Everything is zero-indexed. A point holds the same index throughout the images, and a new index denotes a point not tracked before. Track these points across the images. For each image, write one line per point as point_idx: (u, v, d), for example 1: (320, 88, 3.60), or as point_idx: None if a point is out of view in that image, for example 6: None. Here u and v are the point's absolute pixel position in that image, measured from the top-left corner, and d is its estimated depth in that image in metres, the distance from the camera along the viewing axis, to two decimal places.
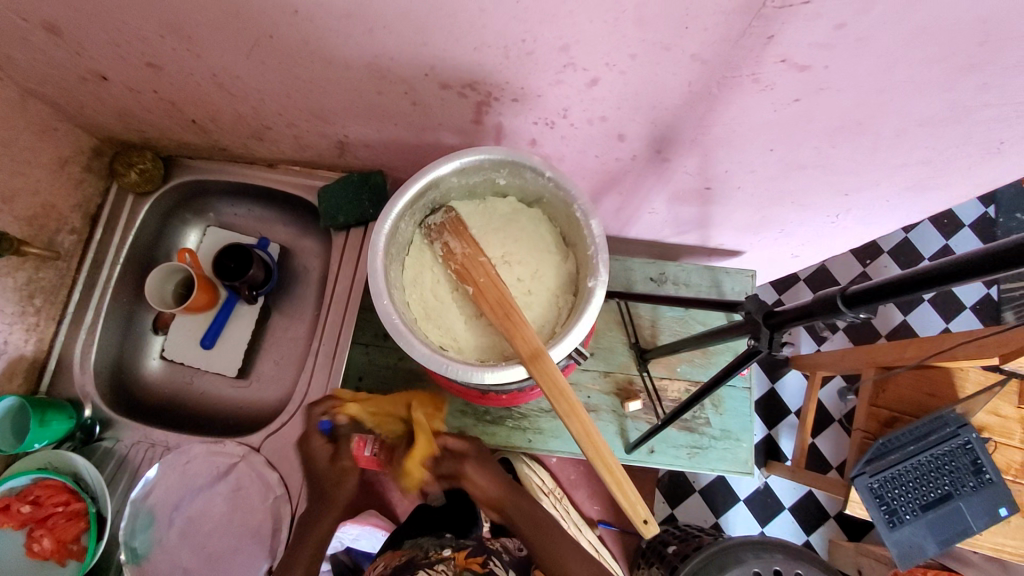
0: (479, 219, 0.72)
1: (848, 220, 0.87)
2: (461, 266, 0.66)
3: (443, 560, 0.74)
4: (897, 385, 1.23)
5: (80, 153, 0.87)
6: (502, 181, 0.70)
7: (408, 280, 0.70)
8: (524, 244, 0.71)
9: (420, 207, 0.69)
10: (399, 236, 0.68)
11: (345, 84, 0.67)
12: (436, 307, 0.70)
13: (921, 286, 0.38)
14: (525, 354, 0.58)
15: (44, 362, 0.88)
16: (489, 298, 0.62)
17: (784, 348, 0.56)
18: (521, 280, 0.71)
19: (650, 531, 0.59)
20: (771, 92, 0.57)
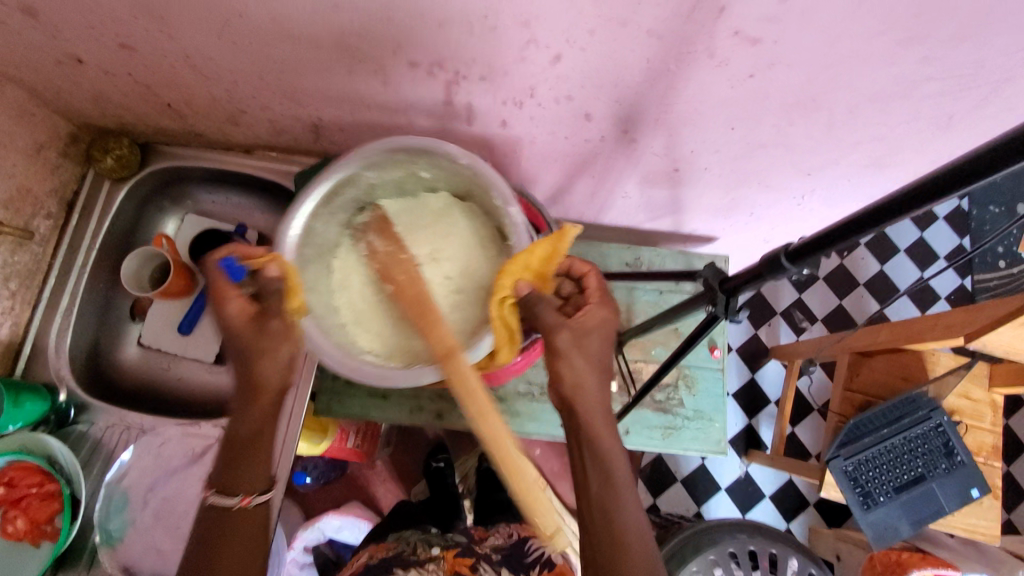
0: (405, 215, 0.80)
1: (813, 201, 0.89)
2: (383, 263, 0.77)
3: (433, 560, 0.84)
4: (871, 369, 1.27)
5: (57, 138, 0.88)
6: (425, 174, 0.77)
7: (333, 283, 0.78)
8: (442, 236, 0.79)
9: (342, 203, 0.77)
10: (319, 236, 0.76)
11: (316, 64, 0.68)
12: (362, 314, 0.78)
13: (883, 217, 0.37)
14: (439, 354, 0.68)
15: (19, 346, 0.88)
16: (410, 296, 0.73)
17: (740, 313, 0.57)
18: (449, 277, 0.78)
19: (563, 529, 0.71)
20: (727, 68, 0.59)
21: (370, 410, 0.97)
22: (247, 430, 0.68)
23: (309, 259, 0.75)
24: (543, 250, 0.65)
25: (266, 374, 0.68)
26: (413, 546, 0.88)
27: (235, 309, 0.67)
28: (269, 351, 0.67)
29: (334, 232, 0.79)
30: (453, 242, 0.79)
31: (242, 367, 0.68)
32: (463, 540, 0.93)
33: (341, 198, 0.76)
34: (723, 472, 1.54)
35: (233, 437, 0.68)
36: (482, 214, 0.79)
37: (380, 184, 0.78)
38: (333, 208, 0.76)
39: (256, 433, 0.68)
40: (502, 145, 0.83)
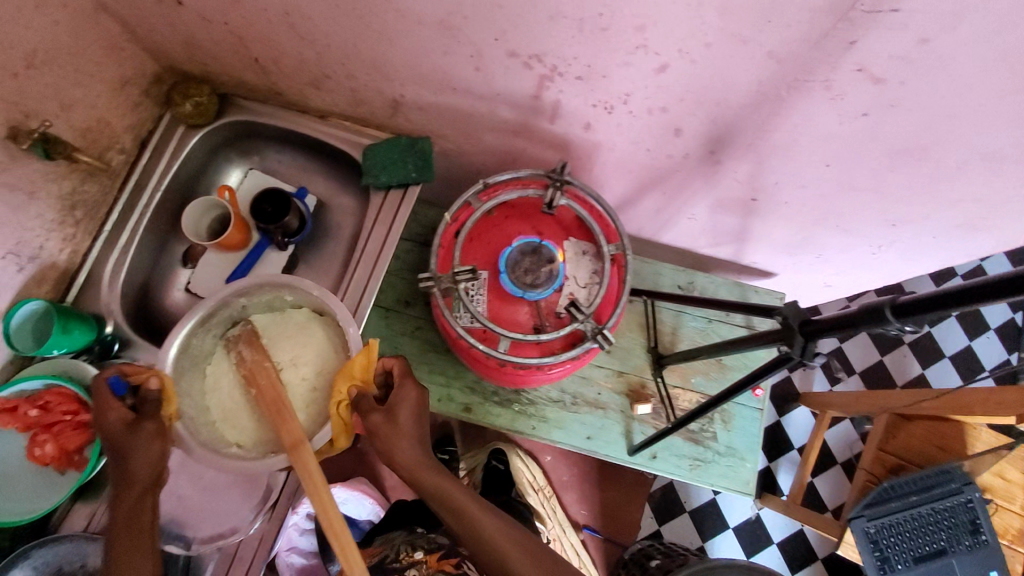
0: (274, 328, 0.80)
1: (888, 252, 0.86)
2: (250, 371, 0.74)
3: (414, 565, 0.72)
4: (908, 433, 1.21)
5: (141, 77, 0.89)
6: (288, 296, 0.83)
7: (204, 389, 0.77)
8: (313, 353, 0.79)
9: (217, 322, 0.81)
10: (194, 349, 0.78)
11: (414, 39, 0.67)
12: (233, 411, 0.76)
13: (1008, 290, 0.36)
14: (288, 443, 0.66)
15: (74, 275, 0.88)
16: (268, 400, 0.71)
17: (817, 359, 0.55)
18: (300, 383, 0.78)
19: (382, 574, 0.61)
20: (841, 102, 0.57)
21: None
22: (125, 512, 0.60)
23: (185, 369, 0.78)
24: (363, 357, 0.72)
25: (139, 467, 0.62)
26: (397, 549, 0.77)
27: (112, 421, 0.63)
28: (142, 454, 0.62)
29: (208, 344, 0.79)
30: (315, 351, 0.79)
31: (115, 463, 0.62)
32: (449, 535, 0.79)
33: (218, 317, 0.80)
34: (732, 510, 1.51)
35: (114, 515, 0.60)
36: (337, 330, 0.81)
37: (252, 305, 0.82)
38: (210, 326, 0.80)
39: (137, 512, 0.60)
40: (579, 148, 0.81)
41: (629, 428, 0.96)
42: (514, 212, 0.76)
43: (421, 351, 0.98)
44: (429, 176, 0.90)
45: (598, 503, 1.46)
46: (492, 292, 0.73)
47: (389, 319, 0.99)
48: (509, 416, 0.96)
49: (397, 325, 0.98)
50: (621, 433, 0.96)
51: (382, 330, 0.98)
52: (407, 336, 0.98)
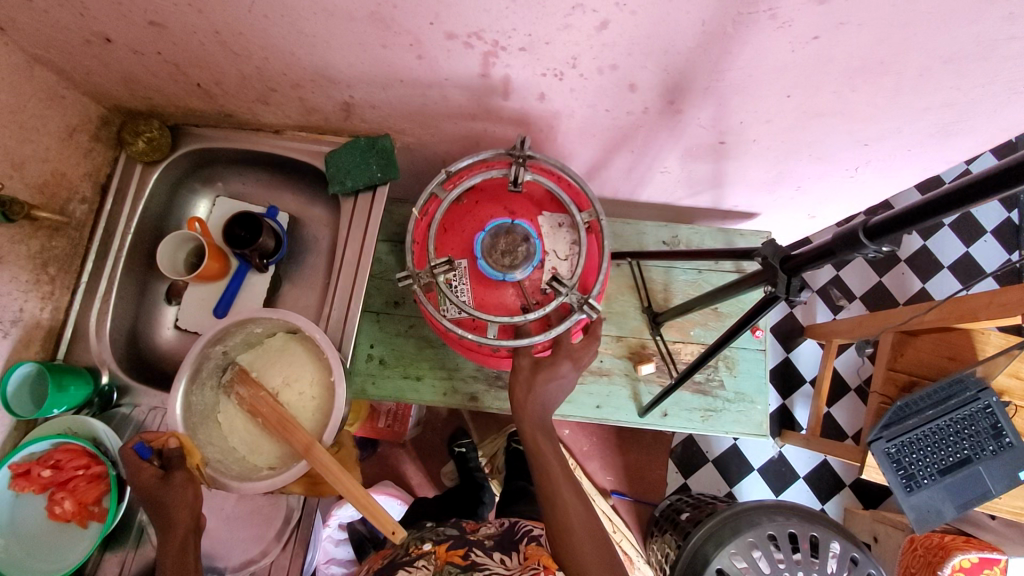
0: (261, 360, 0.81)
1: (866, 173, 0.85)
2: (250, 405, 0.76)
3: (424, 555, 0.77)
4: (916, 349, 1.20)
5: (88, 122, 0.88)
6: (259, 328, 0.81)
7: (225, 434, 0.78)
8: (294, 365, 0.80)
9: (209, 374, 0.79)
10: (196, 408, 0.76)
11: (349, 37, 0.65)
12: (255, 441, 0.77)
13: (980, 194, 0.35)
14: (301, 448, 0.71)
15: (60, 331, 0.88)
16: (273, 423, 0.74)
17: (802, 294, 0.54)
18: (304, 394, 0.79)
19: (399, 536, 0.67)
20: (789, 30, 0.55)
21: (404, 392, 0.96)
22: (172, 553, 0.66)
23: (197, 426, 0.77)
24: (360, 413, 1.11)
25: (178, 511, 0.67)
26: (406, 546, 0.82)
27: (146, 481, 0.68)
28: (179, 499, 0.68)
29: (207, 399, 0.78)
30: (304, 367, 0.80)
31: (153, 512, 0.68)
32: (456, 531, 0.86)
33: (205, 372, 0.78)
34: (755, 452, 1.53)
35: (162, 554, 0.66)
36: (315, 344, 0.81)
37: (232, 348, 0.80)
38: (203, 379, 0.78)
39: (180, 552, 0.66)
40: (539, 120, 0.80)
41: (636, 389, 0.96)
42: (484, 196, 0.75)
43: (418, 349, 0.98)
44: (394, 174, 0.89)
45: (622, 466, 1.49)
46: (474, 279, 0.72)
47: (382, 322, 0.99)
48: None
49: (390, 327, 0.98)
50: (629, 396, 0.96)
51: (376, 335, 0.98)
52: (402, 337, 0.98)
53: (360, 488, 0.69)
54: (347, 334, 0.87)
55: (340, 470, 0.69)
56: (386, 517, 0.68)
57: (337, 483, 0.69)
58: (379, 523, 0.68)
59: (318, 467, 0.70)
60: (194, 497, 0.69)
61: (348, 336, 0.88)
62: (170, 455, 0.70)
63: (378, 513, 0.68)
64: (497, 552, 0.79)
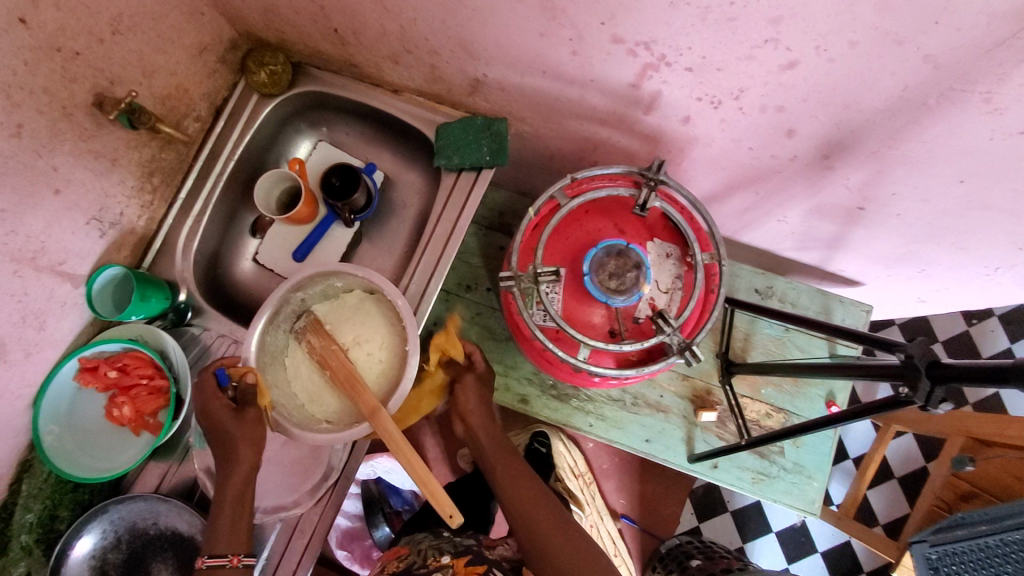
0: (336, 313, 0.79)
1: (1002, 276, 0.78)
2: (321, 356, 0.76)
3: (441, 568, 0.77)
4: (987, 462, 1.12)
5: (218, 42, 0.87)
6: (338, 282, 0.80)
7: (289, 378, 0.77)
8: (367, 324, 0.79)
9: (284, 318, 0.78)
10: (267, 349, 0.76)
11: (509, 18, 0.62)
12: (318, 392, 0.76)
13: None
14: (366, 411, 0.70)
15: (150, 241, 0.89)
16: (342, 378, 0.74)
17: (941, 408, 0.49)
18: (372, 356, 0.78)
19: (456, 523, 0.64)
20: (1001, 116, 0.50)
21: None
22: (233, 490, 0.69)
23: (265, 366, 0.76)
24: None
25: (244, 451, 0.69)
26: (423, 556, 0.81)
27: (217, 411, 0.70)
28: (249, 437, 0.70)
29: (278, 341, 0.78)
30: (377, 329, 0.79)
31: (219, 444, 0.70)
32: (473, 543, 0.86)
33: (281, 315, 0.78)
34: (777, 514, 1.48)
35: (222, 493, 0.69)
36: (391, 308, 0.79)
37: (310, 296, 0.80)
38: (279, 322, 0.78)
39: (240, 495, 0.69)
40: (672, 141, 0.75)
41: (691, 434, 0.93)
42: (600, 208, 0.71)
43: (480, 338, 0.96)
44: (503, 161, 0.86)
45: (639, 493, 1.46)
46: (570, 292, 0.69)
47: (450, 302, 0.97)
48: (566, 412, 0.94)
49: (458, 310, 0.97)
50: (681, 438, 0.93)
51: (443, 314, 0.97)
52: (467, 322, 0.97)
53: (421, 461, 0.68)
54: (420, 311, 0.86)
55: (402, 438, 0.68)
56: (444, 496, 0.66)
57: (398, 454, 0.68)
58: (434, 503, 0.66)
59: (382, 434, 0.69)
60: (258, 439, 0.71)
61: (422, 310, 0.86)
62: (244, 391, 0.71)
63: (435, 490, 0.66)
64: None
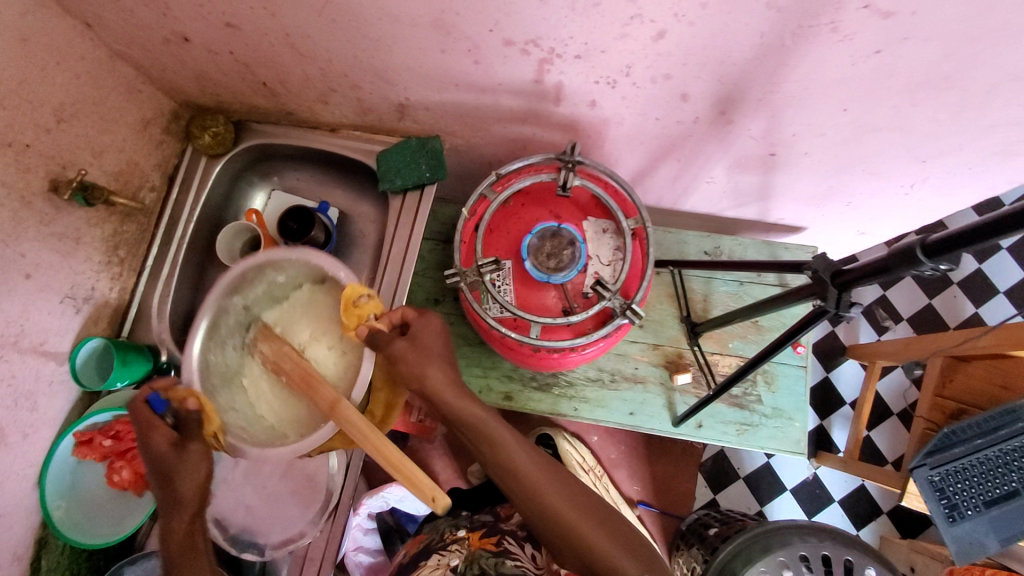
0: (286, 316, 0.76)
1: (922, 190, 0.82)
2: (274, 363, 0.70)
3: (457, 541, 0.88)
4: (965, 375, 1.16)
5: (160, 116, 0.94)
6: (280, 278, 0.76)
7: (249, 399, 0.73)
8: (316, 320, 0.76)
9: (229, 332, 0.74)
10: (217, 370, 0.72)
11: (410, 42, 0.68)
12: (283, 408, 0.73)
13: None
14: (325, 406, 0.63)
15: (125, 310, 0.94)
16: (297, 380, 0.67)
17: (853, 310, 0.54)
18: (333, 354, 0.76)
19: (440, 505, 0.54)
20: (851, 43, 0.55)
21: None
22: (178, 536, 0.63)
23: (218, 388, 0.72)
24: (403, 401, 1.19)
25: (186, 490, 0.63)
26: (441, 533, 0.93)
27: (157, 443, 0.63)
28: (192, 474, 0.63)
29: (229, 361, 0.74)
30: (328, 321, 0.76)
31: (161, 484, 0.63)
32: (490, 518, 0.97)
33: (225, 330, 0.73)
34: (788, 471, 1.48)
35: (167, 541, 0.62)
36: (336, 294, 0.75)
37: (253, 302, 0.75)
38: (223, 337, 0.73)
39: (187, 534, 0.63)
40: (589, 126, 0.81)
41: (671, 399, 0.96)
42: (531, 199, 0.76)
43: (456, 346, 0.99)
44: (442, 174, 0.92)
45: (649, 477, 1.47)
46: (518, 280, 0.74)
47: None
48: (549, 401, 0.97)
49: None
50: (663, 405, 0.96)
51: None
52: None
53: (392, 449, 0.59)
54: None
55: (371, 431, 0.60)
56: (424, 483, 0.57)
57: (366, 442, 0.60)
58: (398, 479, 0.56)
59: (348, 430, 0.61)
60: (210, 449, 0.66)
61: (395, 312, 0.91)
62: (184, 416, 0.64)
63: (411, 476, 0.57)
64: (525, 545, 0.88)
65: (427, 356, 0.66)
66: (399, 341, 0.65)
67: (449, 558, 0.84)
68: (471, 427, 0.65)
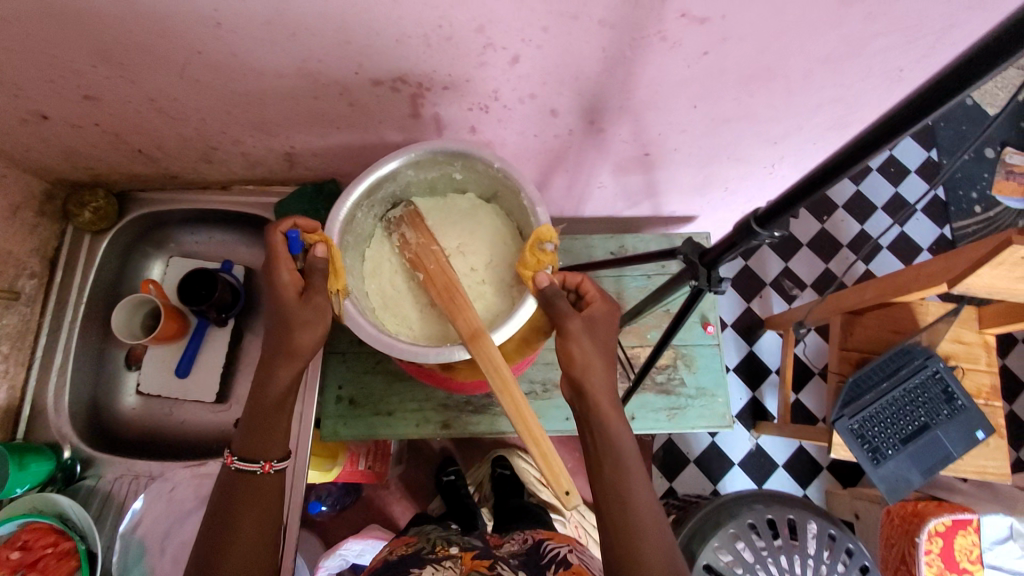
0: (440, 213, 0.78)
1: (783, 168, 0.91)
2: (416, 254, 0.71)
3: (449, 557, 0.75)
4: (864, 327, 1.28)
5: (32, 198, 0.88)
6: (458, 176, 0.75)
7: (366, 270, 0.76)
8: (483, 236, 0.77)
9: (379, 201, 0.75)
10: (356, 225, 0.73)
11: (282, 93, 0.69)
12: (395, 300, 0.76)
13: (831, 178, 0.40)
14: (466, 334, 0.62)
15: (18, 409, 0.87)
16: (437, 280, 0.68)
17: (723, 284, 0.59)
18: (474, 269, 0.77)
19: (571, 501, 0.54)
20: (681, 48, 0.61)
21: (377, 428, 0.96)
22: (269, 402, 0.64)
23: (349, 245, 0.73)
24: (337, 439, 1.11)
25: (301, 344, 0.64)
26: (432, 544, 0.81)
27: (288, 278, 0.64)
28: (307, 323, 0.64)
29: (368, 225, 0.76)
30: (483, 236, 0.77)
31: (276, 331, 0.64)
32: (481, 542, 0.83)
33: (379, 194, 0.73)
34: (734, 447, 1.55)
35: (258, 407, 0.65)
36: (504, 215, 0.78)
37: (414, 184, 0.76)
38: (373, 203, 0.73)
39: (280, 401, 0.65)
40: None
41: None
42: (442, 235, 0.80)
43: (387, 383, 0.98)
44: None
45: None
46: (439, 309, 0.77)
47: (348, 362, 0.98)
48: (487, 421, 0.98)
49: (358, 366, 0.98)
50: None
51: (344, 375, 0.98)
52: (369, 374, 0.98)
53: (536, 426, 0.57)
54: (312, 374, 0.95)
55: (512, 387, 0.58)
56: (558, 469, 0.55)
57: (500, 393, 0.59)
58: (526, 442, 0.56)
59: (480, 360, 0.60)
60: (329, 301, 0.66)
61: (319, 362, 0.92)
62: (315, 260, 0.63)
63: (551, 461, 0.55)
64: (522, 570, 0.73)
65: (593, 345, 0.65)
66: (579, 321, 0.65)
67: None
68: (588, 402, 0.64)
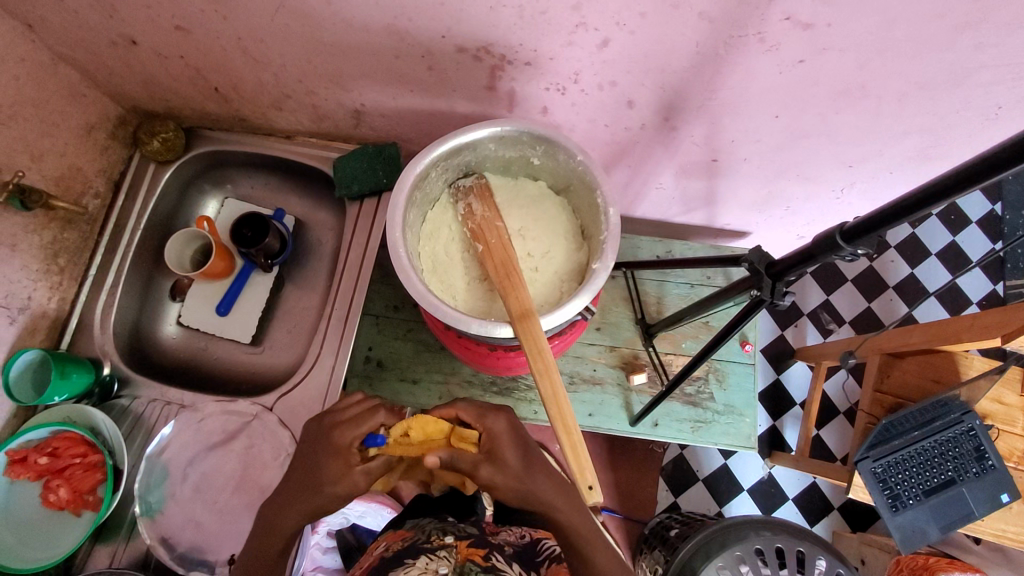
0: (509, 193, 0.78)
1: (851, 195, 0.89)
2: (478, 225, 0.71)
3: (445, 547, 0.70)
4: (902, 371, 1.23)
5: (106, 121, 0.91)
6: (535, 161, 0.75)
7: (424, 229, 0.77)
8: (544, 226, 0.77)
9: (453, 168, 0.75)
10: (427, 185, 0.73)
11: (366, 48, 0.70)
12: (446, 266, 0.76)
13: (937, 199, 0.38)
14: (515, 313, 0.62)
15: (65, 322, 0.90)
16: (495, 253, 0.68)
17: (786, 298, 0.58)
18: (530, 256, 0.76)
19: (593, 497, 0.55)
20: (777, 53, 0.59)
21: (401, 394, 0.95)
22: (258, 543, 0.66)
23: (417, 200, 0.73)
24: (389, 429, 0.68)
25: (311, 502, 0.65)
26: (427, 534, 0.74)
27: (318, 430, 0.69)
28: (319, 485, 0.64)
29: (437, 188, 0.76)
30: (545, 226, 0.77)
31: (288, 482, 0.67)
32: (477, 529, 0.77)
33: (456, 159, 0.73)
34: (746, 472, 1.52)
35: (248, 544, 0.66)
36: (571, 211, 0.78)
37: (491, 160, 0.76)
38: (449, 166, 0.73)
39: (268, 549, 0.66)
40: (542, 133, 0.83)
41: (628, 399, 0.98)
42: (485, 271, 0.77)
43: (415, 352, 0.97)
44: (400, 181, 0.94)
45: (613, 483, 1.48)
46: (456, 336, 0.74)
47: (380, 325, 0.98)
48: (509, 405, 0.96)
49: (390, 331, 0.98)
50: (621, 405, 0.98)
51: (375, 338, 0.97)
52: (400, 341, 0.97)
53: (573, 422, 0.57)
54: (347, 333, 0.91)
55: (550, 370, 0.58)
56: (586, 468, 0.55)
57: (539, 376, 0.59)
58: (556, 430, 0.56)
59: (525, 342, 0.60)
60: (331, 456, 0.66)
61: (349, 334, 0.91)
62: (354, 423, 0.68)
63: (578, 458, 0.55)
64: (518, 564, 0.69)
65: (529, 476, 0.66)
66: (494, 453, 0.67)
67: (437, 566, 0.65)
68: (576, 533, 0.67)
